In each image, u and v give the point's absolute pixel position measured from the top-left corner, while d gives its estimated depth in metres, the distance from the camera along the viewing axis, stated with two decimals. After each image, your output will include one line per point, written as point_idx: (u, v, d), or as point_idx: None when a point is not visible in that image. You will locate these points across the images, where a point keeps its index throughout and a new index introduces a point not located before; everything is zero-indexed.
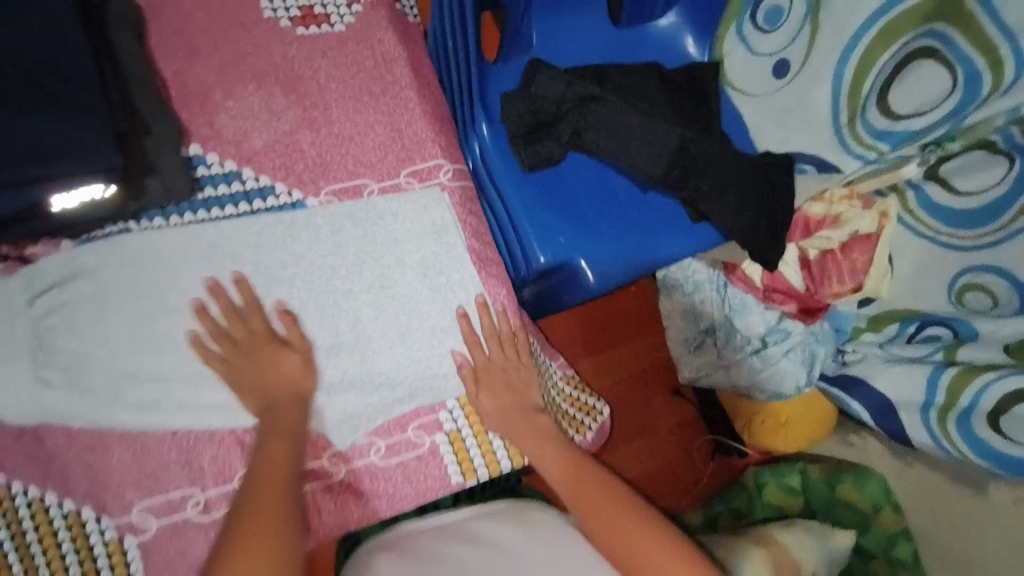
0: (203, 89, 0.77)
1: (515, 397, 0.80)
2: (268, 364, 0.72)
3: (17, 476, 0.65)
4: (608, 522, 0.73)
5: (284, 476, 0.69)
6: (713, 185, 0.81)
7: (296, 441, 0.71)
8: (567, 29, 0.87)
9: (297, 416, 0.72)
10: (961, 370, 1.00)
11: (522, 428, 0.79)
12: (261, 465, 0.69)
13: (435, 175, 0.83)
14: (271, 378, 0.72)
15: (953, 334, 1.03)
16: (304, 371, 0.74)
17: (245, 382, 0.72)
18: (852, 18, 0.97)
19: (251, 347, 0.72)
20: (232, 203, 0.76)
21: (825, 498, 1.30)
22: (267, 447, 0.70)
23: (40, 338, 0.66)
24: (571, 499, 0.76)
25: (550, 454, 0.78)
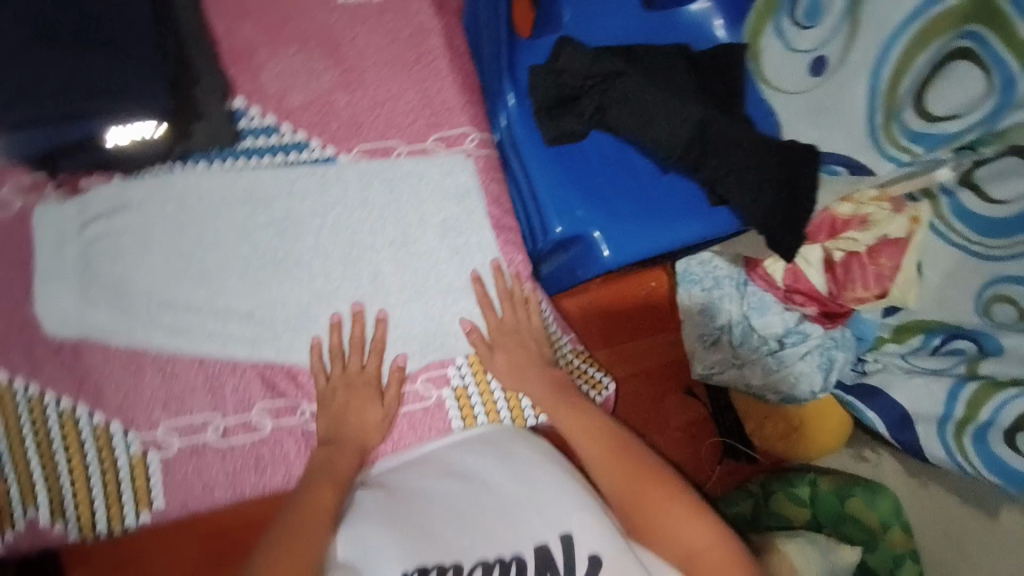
0: (249, 48, 0.82)
1: (528, 354, 0.85)
2: (356, 402, 0.78)
3: (51, 387, 0.70)
4: (617, 473, 0.74)
5: (346, 477, 0.72)
6: (733, 166, 0.83)
7: (342, 488, 0.71)
8: (599, 9, 0.90)
9: (349, 470, 0.74)
10: (983, 384, 1.00)
11: (535, 386, 0.83)
12: (322, 467, 0.73)
13: (461, 143, 0.87)
14: (359, 419, 0.78)
15: (979, 348, 1.02)
16: (377, 428, 0.79)
17: (336, 416, 0.77)
18: (892, 17, 0.97)
19: (359, 382, 0.79)
20: (270, 154, 0.80)
21: (834, 513, 1.23)
22: (315, 487, 0.70)
23: (87, 262, 0.72)
24: (587, 454, 0.77)
25: (561, 411, 0.81)
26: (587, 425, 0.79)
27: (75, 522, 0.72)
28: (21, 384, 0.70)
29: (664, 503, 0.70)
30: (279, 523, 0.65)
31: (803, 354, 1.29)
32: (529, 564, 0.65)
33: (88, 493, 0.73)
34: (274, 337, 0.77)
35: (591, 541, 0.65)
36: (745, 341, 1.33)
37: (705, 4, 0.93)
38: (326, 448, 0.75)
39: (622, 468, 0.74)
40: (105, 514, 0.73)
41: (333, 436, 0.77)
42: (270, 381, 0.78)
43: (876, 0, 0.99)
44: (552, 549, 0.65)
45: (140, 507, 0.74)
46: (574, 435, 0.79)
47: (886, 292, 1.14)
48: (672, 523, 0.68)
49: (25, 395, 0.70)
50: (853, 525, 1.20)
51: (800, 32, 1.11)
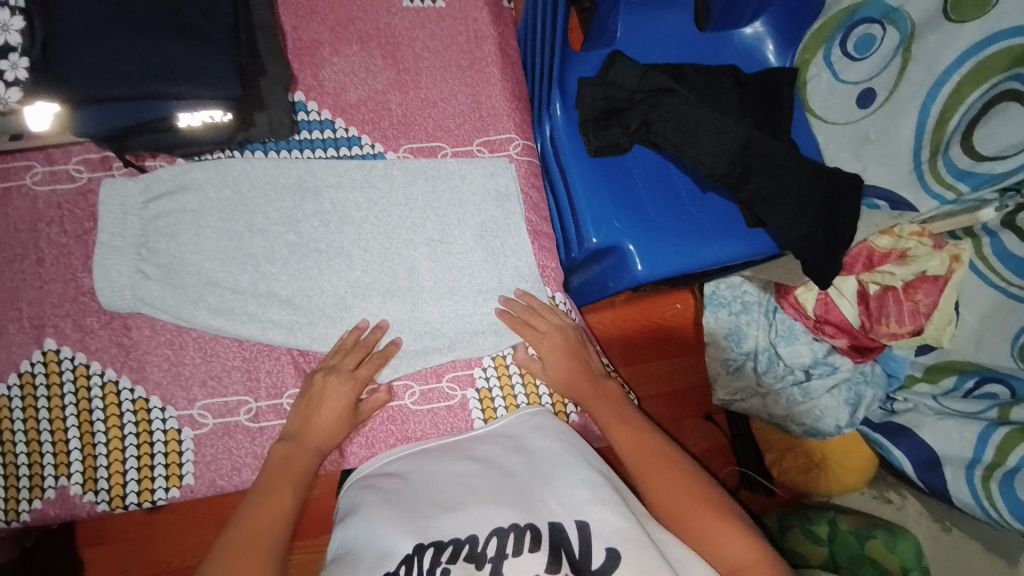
0: (315, 44, 0.86)
1: (576, 355, 0.84)
2: (331, 400, 0.75)
3: (96, 358, 0.75)
4: (666, 486, 0.72)
5: (298, 475, 0.71)
6: (773, 190, 0.82)
7: (300, 491, 0.70)
8: (651, 27, 0.91)
9: (305, 469, 0.72)
10: (1010, 432, 0.99)
11: (585, 392, 0.83)
12: (277, 464, 0.72)
13: (505, 148, 0.89)
14: (329, 419, 0.75)
15: (1011, 393, 1.01)
16: (341, 431, 0.75)
17: (312, 413, 0.75)
18: (944, 53, 0.97)
19: (336, 379, 0.76)
20: (322, 147, 0.84)
21: (852, 554, 1.18)
22: (267, 493, 0.69)
23: (146, 238, 0.76)
24: (628, 457, 0.76)
25: (612, 421, 0.80)
26: (636, 436, 0.78)
27: (106, 493, 0.74)
28: (69, 353, 0.75)
29: (714, 520, 0.67)
30: (231, 528, 0.65)
31: (831, 387, 1.28)
32: (545, 534, 0.62)
33: (122, 464, 0.75)
34: (309, 324, 0.79)
35: (610, 534, 0.61)
36: (769, 369, 1.33)
37: (759, 28, 0.93)
38: (289, 447, 0.73)
39: (670, 480, 0.72)
40: (136, 487, 0.75)
41: (303, 434, 0.74)
42: (303, 368, 0.80)
43: (927, 36, 0.99)
44: (568, 532, 0.62)
45: (171, 483, 0.76)
46: (624, 445, 0.78)
47: (921, 329, 1.12)
48: (721, 540, 0.66)
49: (72, 362, 0.74)
50: (871, 566, 1.15)
51: (850, 64, 1.12)
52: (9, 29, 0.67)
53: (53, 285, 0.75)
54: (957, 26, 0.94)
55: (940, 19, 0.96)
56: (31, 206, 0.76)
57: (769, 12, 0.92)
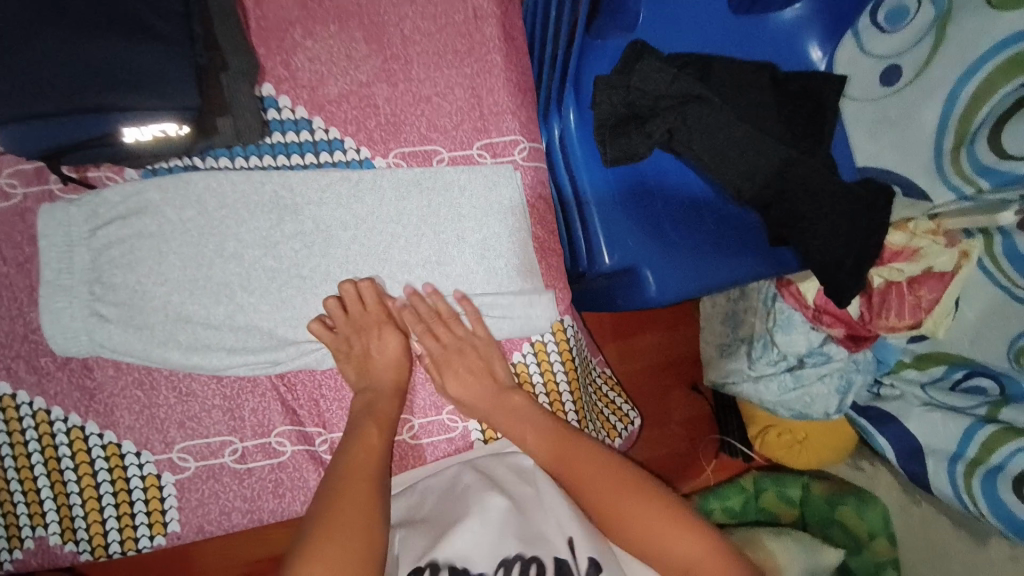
0: (284, 24, 0.72)
1: (483, 379, 0.74)
2: (380, 342, 0.72)
3: (57, 403, 0.68)
4: (602, 496, 0.67)
5: (390, 416, 0.70)
6: (806, 211, 0.75)
7: (388, 432, 0.69)
8: (680, 11, 0.80)
9: (393, 407, 0.70)
10: (1000, 429, 0.99)
11: (492, 415, 0.73)
12: (370, 406, 0.70)
13: (510, 152, 0.78)
14: (388, 356, 0.72)
15: (1000, 390, 1.00)
16: (406, 361, 0.73)
17: (365, 368, 0.72)
18: (982, 39, 0.87)
19: (371, 323, 0.72)
20: (298, 153, 0.73)
21: (822, 516, 1.29)
22: (360, 437, 0.67)
23: (99, 272, 0.66)
24: (554, 466, 0.70)
25: (527, 434, 0.72)
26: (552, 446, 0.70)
27: (87, 543, 0.70)
28: (26, 398, 0.67)
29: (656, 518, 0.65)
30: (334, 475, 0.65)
31: (824, 375, 1.21)
32: (549, 563, 0.61)
33: (100, 513, 0.70)
34: (298, 357, 0.72)
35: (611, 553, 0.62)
36: (763, 354, 1.23)
37: (798, 11, 0.82)
38: (366, 395, 0.71)
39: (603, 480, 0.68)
40: (119, 536, 0.71)
41: (365, 383, 0.72)
42: (291, 406, 0.74)
43: (964, 18, 0.89)
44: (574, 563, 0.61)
45: (155, 531, 0.71)
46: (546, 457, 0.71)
47: (919, 321, 1.05)
48: (668, 539, 0.64)
49: (30, 408, 0.67)
50: (841, 530, 1.26)
51: (879, 36, 1.01)
52: None
53: None
54: (996, 14, 0.85)
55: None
56: None
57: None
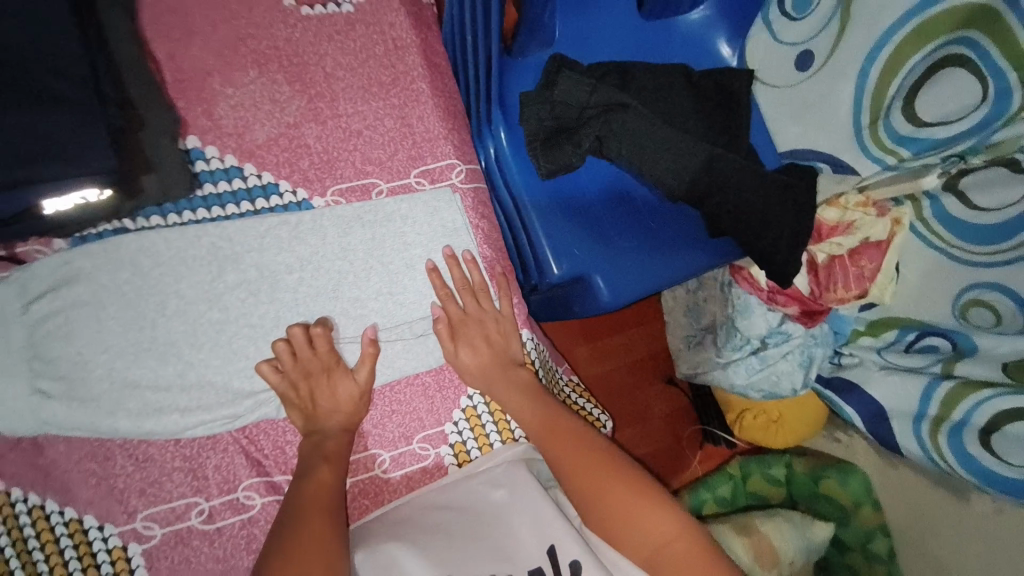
0: (202, 75, 0.72)
1: (493, 350, 0.77)
2: (326, 387, 0.71)
3: (15, 484, 0.66)
4: (581, 475, 0.71)
5: (342, 453, 0.69)
6: (736, 203, 0.78)
7: (341, 468, 0.68)
8: (592, 22, 0.83)
9: (343, 448, 0.70)
10: (957, 384, 0.99)
11: (496, 384, 0.76)
12: (324, 442, 0.69)
13: (447, 176, 0.79)
14: (340, 398, 0.71)
15: (952, 345, 1.02)
16: (358, 406, 0.72)
17: (313, 409, 0.71)
18: (882, 18, 0.92)
19: (318, 368, 0.71)
20: (234, 202, 0.72)
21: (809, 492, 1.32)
22: (313, 472, 0.67)
23: (37, 347, 0.64)
24: (537, 434, 0.75)
25: (523, 408, 0.75)
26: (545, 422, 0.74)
27: None
28: None
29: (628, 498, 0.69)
30: (288, 512, 0.64)
31: (786, 353, 1.24)
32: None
33: None
34: (255, 408, 0.71)
35: None
36: (728, 341, 1.28)
37: (704, 14, 0.86)
38: (313, 438, 0.70)
39: (584, 457, 0.72)
40: None
41: (312, 426, 0.71)
42: (255, 457, 0.72)
43: None
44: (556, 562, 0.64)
45: None
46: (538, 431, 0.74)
47: (865, 290, 1.09)
48: (636, 520, 0.68)
49: None
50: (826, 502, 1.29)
51: (789, 23, 1.04)
52: None
53: None
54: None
55: None
56: None
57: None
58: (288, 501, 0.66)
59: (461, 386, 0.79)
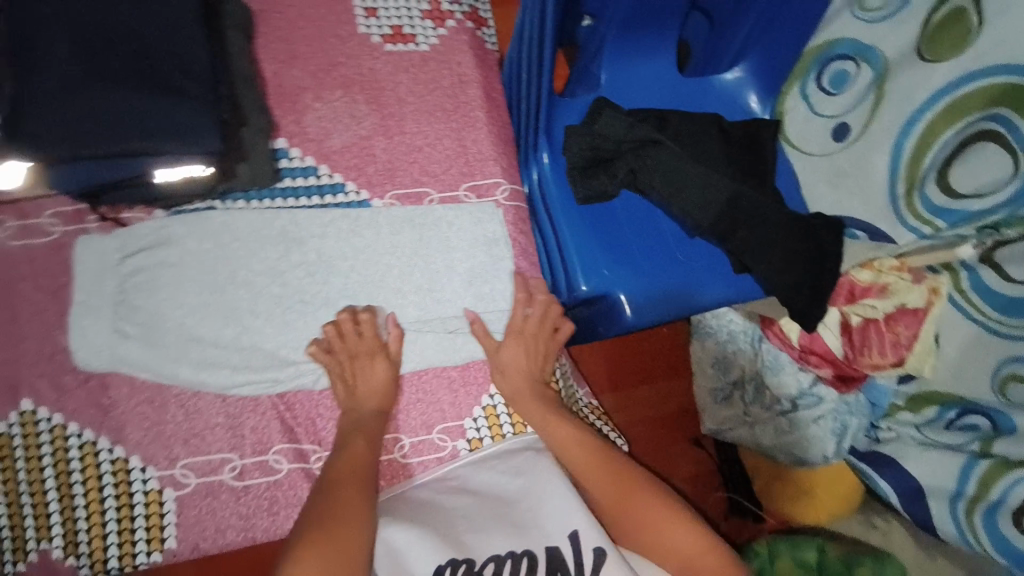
0: (297, 91, 0.85)
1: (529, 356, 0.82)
2: (362, 366, 0.77)
3: (73, 419, 0.73)
4: (613, 492, 0.72)
5: (375, 429, 0.75)
6: (759, 241, 0.83)
7: (375, 445, 0.73)
8: (636, 72, 0.93)
9: (377, 425, 0.75)
10: (992, 463, 0.96)
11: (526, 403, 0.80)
12: (357, 417, 0.75)
13: (492, 193, 0.88)
14: (372, 383, 0.76)
15: (992, 425, 0.96)
16: (388, 389, 0.77)
17: (351, 388, 0.76)
18: (919, 93, 0.95)
19: (363, 350, 0.77)
20: (307, 195, 0.83)
21: None
22: (348, 444, 0.72)
23: (124, 295, 0.74)
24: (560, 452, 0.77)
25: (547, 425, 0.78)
26: (574, 441, 0.76)
27: (87, 557, 0.73)
28: (46, 414, 0.72)
29: (664, 512, 0.69)
30: (324, 478, 0.69)
31: (818, 417, 1.19)
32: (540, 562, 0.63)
33: (102, 528, 0.73)
34: (295, 377, 0.78)
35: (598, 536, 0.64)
36: (756, 399, 1.27)
37: (738, 74, 0.97)
38: (350, 415, 0.75)
39: (613, 473, 0.74)
40: (118, 551, 0.74)
41: (351, 404, 0.76)
42: (289, 424, 0.78)
43: (902, 72, 0.97)
44: (563, 555, 0.63)
45: (153, 547, 0.74)
46: (567, 450, 0.76)
47: (902, 359, 1.05)
48: (666, 532, 0.68)
49: (48, 424, 0.72)
50: None
51: (826, 98, 1.10)
52: None
53: (27, 343, 0.72)
54: (931, 65, 0.93)
55: (915, 58, 0.95)
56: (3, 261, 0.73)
57: (749, 58, 0.96)
58: (326, 467, 0.70)
59: (485, 385, 0.84)
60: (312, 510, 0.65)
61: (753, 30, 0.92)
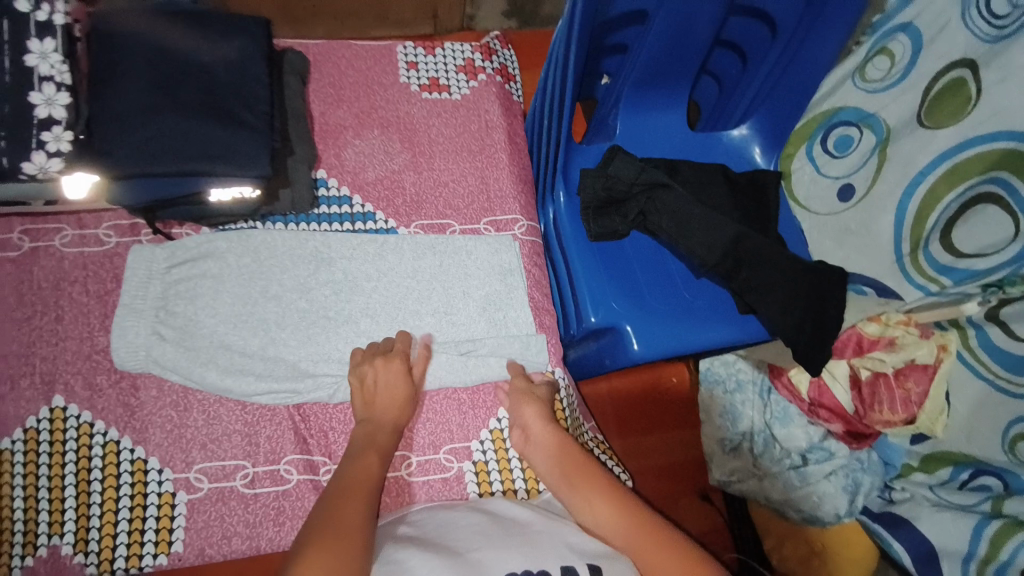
0: (339, 128, 0.94)
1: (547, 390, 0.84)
2: (386, 380, 0.78)
3: (101, 417, 0.76)
4: (629, 532, 0.67)
5: (386, 447, 0.74)
6: (763, 282, 0.87)
7: (384, 462, 0.72)
8: (649, 124, 1.01)
9: (387, 440, 0.75)
10: (1004, 523, 0.94)
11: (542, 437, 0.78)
12: (369, 434, 0.74)
13: (511, 228, 0.94)
14: (393, 394, 0.77)
15: (1004, 485, 0.96)
16: (408, 406, 0.78)
17: (369, 401, 0.77)
18: (919, 157, 1.00)
19: (391, 370, 0.79)
20: (339, 221, 0.90)
21: None
22: (360, 460, 0.71)
23: (165, 302, 0.80)
24: (574, 493, 0.72)
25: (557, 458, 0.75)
26: (604, 503, 0.70)
27: (96, 555, 0.73)
28: (76, 411, 0.76)
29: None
30: (330, 494, 0.67)
31: (829, 472, 1.18)
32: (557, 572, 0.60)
33: (114, 528, 0.74)
34: (312, 390, 0.80)
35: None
36: (766, 451, 1.24)
37: (745, 131, 1.04)
38: (365, 425, 0.75)
39: (651, 539, 0.66)
40: (126, 552, 0.74)
41: (369, 414, 0.76)
42: (302, 434, 0.81)
43: (902, 139, 1.02)
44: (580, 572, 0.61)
45: (160, 550, 0.75)
46: (610, 530, 0.68)
47: (914, 416, 1.05)
48: None
49: (77, 421, 0.76)
50: None
51: (831, 160, 1.15)
52: (53, 102, 0.71)
53: (68, 342, 0.78)
54: (931, 131, 0.97)
55: (916, 124, 1.00)
56: (57, 265, 0.81)
57: (755, 118, 1.03)
58: (331, 486, 0.68)
59: (492, 409, 0.86)
60: (314, 524, 0.62)
61: (758, 94, 1.00)
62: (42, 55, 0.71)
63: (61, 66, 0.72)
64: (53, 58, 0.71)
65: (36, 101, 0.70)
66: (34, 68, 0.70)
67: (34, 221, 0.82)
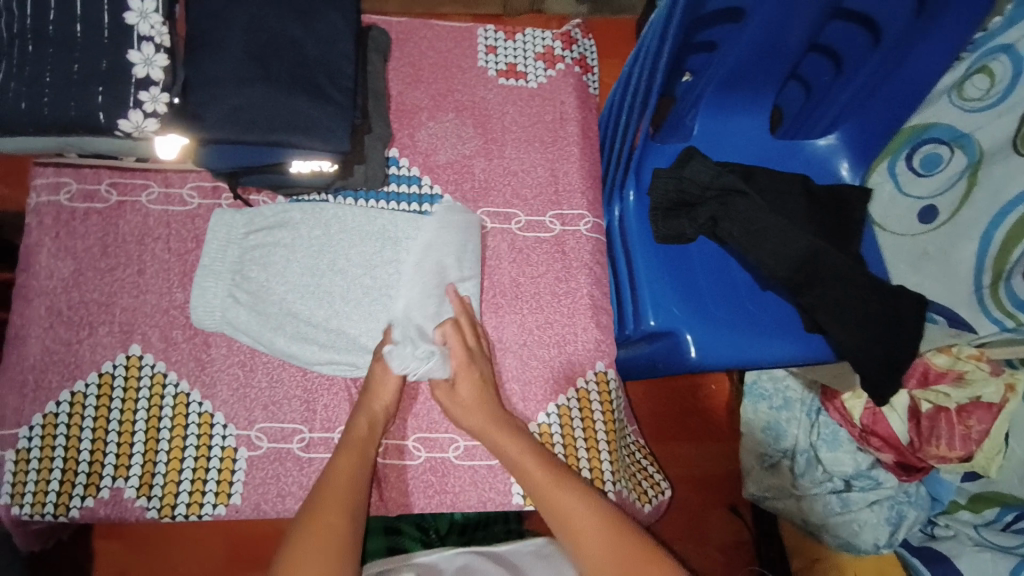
0: (415, 109, 0.94)
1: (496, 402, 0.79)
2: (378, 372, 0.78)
3: (174, 369, 0.80)
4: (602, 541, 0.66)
5: (363, 443, 0.74)
6: (836, 303, 0.83)
7: (362, 460, 0.73)
8: (729, 127, 0.98)
9: (367, 438, 0.75)
10: None
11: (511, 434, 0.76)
12: (348, 433, 0.75)
13: (576, 223, 0.93)
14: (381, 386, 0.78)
15: None
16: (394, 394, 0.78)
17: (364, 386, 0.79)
18: (1012, 184, 0.93)
19: (371, 401, 0.78)
20: (407, 202, 0.91)
21: None
22: (337, 460, 0.72)
23: (240, 266, 0.83)
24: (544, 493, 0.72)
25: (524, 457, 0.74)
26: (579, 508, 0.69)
27: (158, 500, 0.77)
28: (151, 360, 0.80)
29: None
30: (310, 499, 0.69)
31: (872, 502, 1.13)
32: None
33: (177, 475, 0.78)
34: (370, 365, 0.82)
35: None
36: (807, 472, 1.19)
37: (831, 141, 1.00)
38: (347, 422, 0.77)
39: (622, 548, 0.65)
40: (187, 499, 0.78)
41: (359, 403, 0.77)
42: None
43: (994, 164, 0.96)
44: None
45: (219, 500, 0.78)
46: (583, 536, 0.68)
47: (971, 455, 1.00)
48: None
49: (151, 370, 0.80)
50: None
51: (915, 179, 1.09)
52: (151, 63, 0.74)
53: (148, 295, 0.82)
54: None
55: (1010, 150, 0.93)
56: (142, 221, 0.84)
57: (842, 128, 0.98)
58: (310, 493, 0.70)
59: (542, 403, 0.86)
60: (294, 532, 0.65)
61: (847, 104, 0.95)
62: (142, 14, 0.74)
63: (160, 27, 0.74)
64: (153, 18, 0.74)
65: (135, 60, 0.73)
66: (134, 27, 0.73)
67: (122, 175, 0.85)
